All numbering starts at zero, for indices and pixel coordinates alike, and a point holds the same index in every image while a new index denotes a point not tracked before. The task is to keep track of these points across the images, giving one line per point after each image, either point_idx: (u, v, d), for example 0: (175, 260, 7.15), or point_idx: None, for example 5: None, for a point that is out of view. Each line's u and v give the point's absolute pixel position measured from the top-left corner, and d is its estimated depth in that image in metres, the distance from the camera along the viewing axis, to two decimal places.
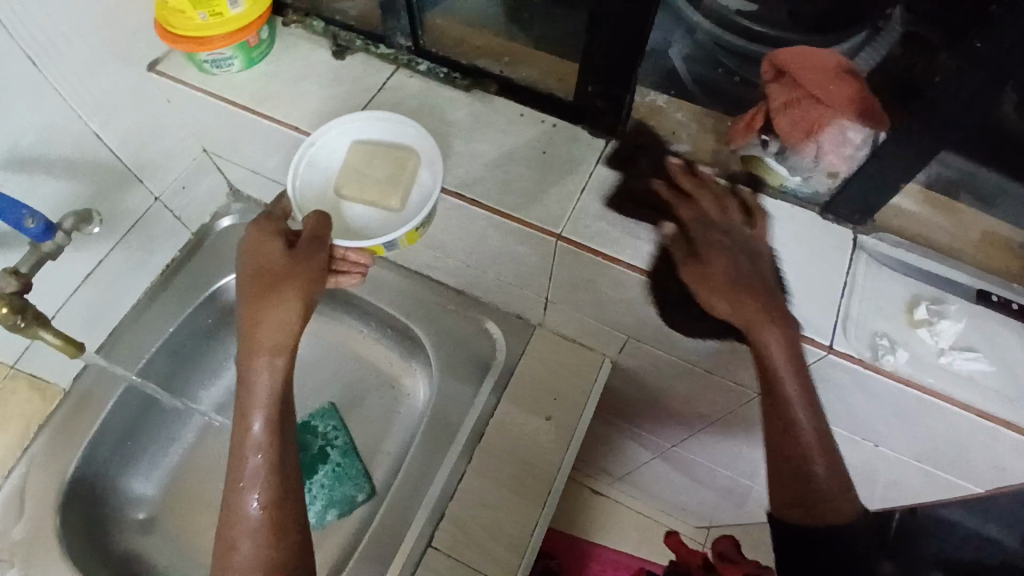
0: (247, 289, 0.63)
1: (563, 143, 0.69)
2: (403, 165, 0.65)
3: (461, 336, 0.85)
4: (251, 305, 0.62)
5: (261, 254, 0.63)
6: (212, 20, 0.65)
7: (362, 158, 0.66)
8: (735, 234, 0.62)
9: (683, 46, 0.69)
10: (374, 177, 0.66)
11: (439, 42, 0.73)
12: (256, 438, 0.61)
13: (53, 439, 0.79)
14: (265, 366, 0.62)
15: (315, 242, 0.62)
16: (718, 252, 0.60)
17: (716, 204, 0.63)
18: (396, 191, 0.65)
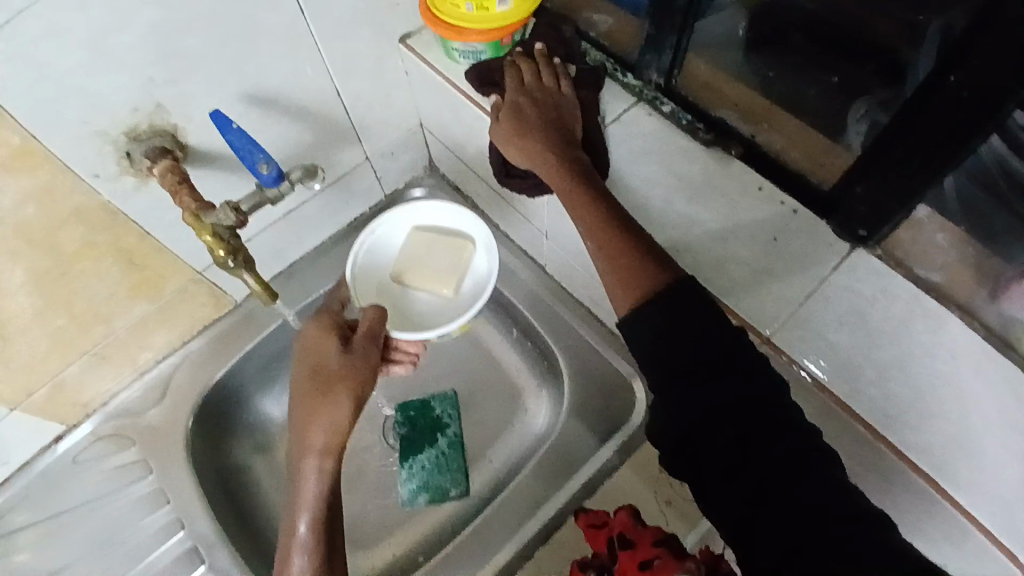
0: (299, 388, 0.62)
1: (797, 236, 0.61)
2: (461, 252, 0.74)
3: (604, 381, 0.81)
4: (304, 404, 0.60)
5: (316, 353, 0.63)
6: (477, 14, 0.64)
7: (421, 245, 0.75)
8: (550, 97, 0.64)
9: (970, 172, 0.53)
10: (431, 265, 0.74)
11: (691, 84, 0.67)
12: (302, 540, 0.57)
13: (208, 344, 0.87)
14: (314, 469, 0.59)
15: (373, 337, 0.64)
16: (533, 116, 0.63)
17: (546, 79, 0.65)
18: (452, 279, 0.73)
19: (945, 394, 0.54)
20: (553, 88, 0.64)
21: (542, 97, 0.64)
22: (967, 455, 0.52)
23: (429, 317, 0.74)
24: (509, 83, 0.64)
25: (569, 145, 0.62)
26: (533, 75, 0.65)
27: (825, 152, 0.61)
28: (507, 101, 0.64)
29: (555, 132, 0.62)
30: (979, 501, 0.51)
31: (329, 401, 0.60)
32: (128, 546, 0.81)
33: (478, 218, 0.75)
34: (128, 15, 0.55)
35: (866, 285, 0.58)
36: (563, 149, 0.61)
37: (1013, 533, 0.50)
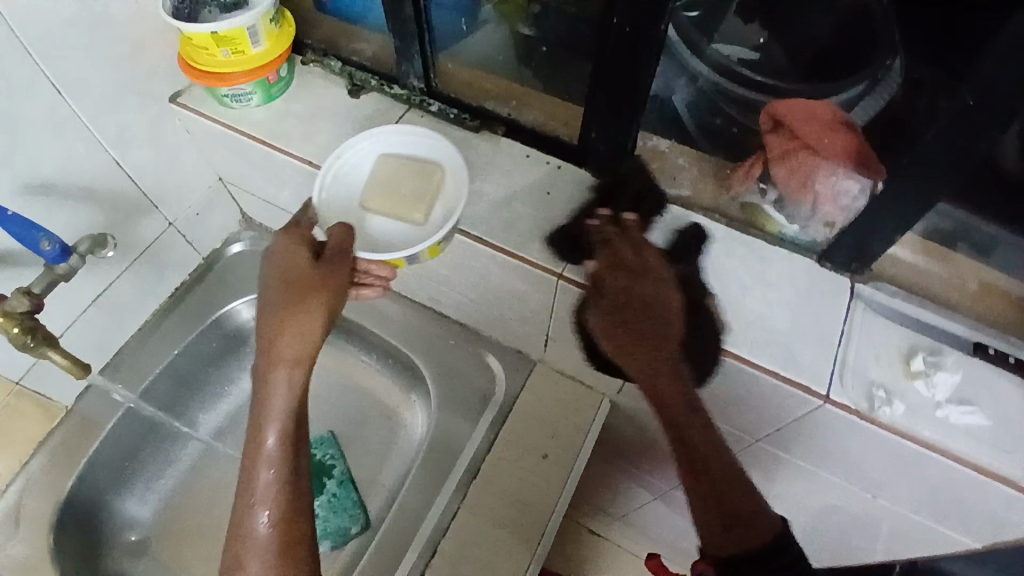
0: (270, 298, 0.63)
1: (566, 184, 0.71)
2: (431, 178, 0.68)
3: (465, 367, 0.86)
4: (276, 315, 0.62)
5: (287, 264, 0.64)
6: (233, 58, 0.68)
7: (392, 171, 0.69)
8: (642, 273, 0.63)
9: (684, 94, 0.71)
10: (399, 191, 0.68)
11: (449, 83, 0.77)
12: (269, 452, 0.60)
13: (50, 457, 0.79)
14: (284, 380, 0.61)
15: (340, 253, 0.63)
16: (622, 299, 0.63)
17: (635, 248, 0.65)
18: (421, 205, 0.68)
19: (708, 276, 0.65)
20: (648, 261, 0.64)
21: (637, 273, 0.63)
22: (738, 315, 0.63)
23: (396, 243, 0.68)
24: (604, 258, 0.64)
25: (664, 343, 0.62)
26: (631, 248, 0.64)
27: (566, 116, 0.73)
28: (607, 286, 0.63)
29: (655, 321, 0.62)
30: (756, 347, 0.61)
31: (299, 315, 0.62)
32: None
33: (450, 146, 0.70)
34: None
35: (628, 208, 0.69)
36: (664, 353, 0.62)
37: (790, 365, 0.60)
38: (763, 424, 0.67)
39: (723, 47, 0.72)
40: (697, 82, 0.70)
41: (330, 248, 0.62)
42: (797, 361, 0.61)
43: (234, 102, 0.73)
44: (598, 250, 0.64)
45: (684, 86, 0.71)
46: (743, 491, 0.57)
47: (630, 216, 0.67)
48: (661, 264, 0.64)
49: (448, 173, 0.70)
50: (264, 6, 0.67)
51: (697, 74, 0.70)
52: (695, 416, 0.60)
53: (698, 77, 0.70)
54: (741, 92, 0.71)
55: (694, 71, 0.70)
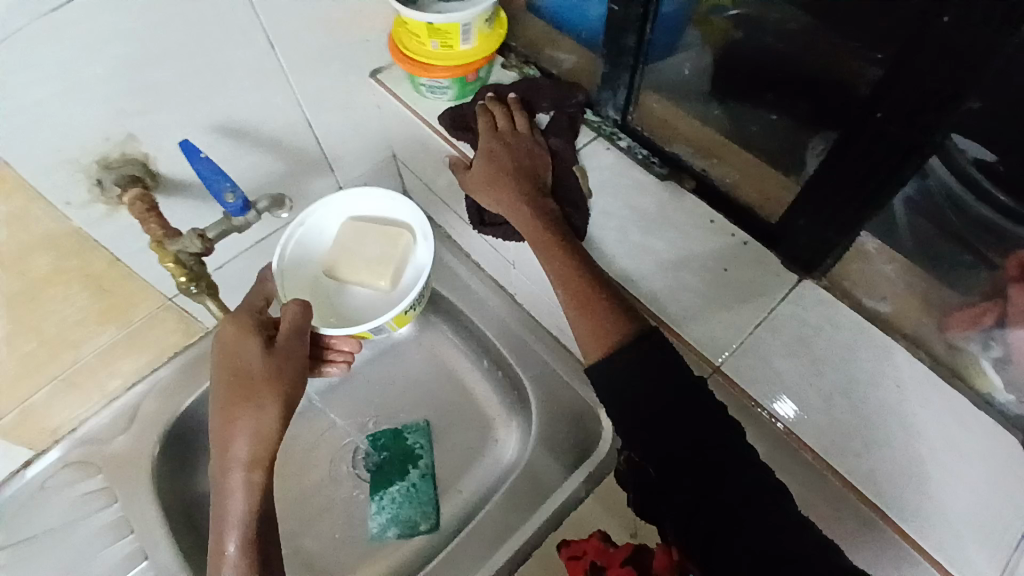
0: (218, 396, 0.60)
1: (748, 265, 0.63)
2: (395, 244, 0.74)
3: (572, 411, 0.81)
4: (227, 414, 0.59)
5: (235, 358, 0.61)
6: (441, 51, 0.67)
7: (355, 237, 0.75)
8: (515, 138, 0.68)
9: (912, 193, 0.54)
10: (360, 258, 0.74)
11: (645, 119, 0.70)
12: (230, 560, 0.56)
13: (177, 370, 0.88)
14: (242, 482, 0.58)
15: (295, 334, 0.63)
16: (504, 158, 0.67)
17: (504, 119, 0.69)
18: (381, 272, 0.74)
19: (890, 422, 0.56)
20: (521, 131, 0.69)
21: (512, 141, 0.68)
22: (912, 483, 0.54)
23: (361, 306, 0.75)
24: (483, 128, 0.69)
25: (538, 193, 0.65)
26: (499, 118, 0.69)
27: (773, 190, 0.63)
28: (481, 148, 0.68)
29: (528, 177, 0.66)
30: (920, 528, 0.52)
31: (255, 411, 0.59)
32: None
33: (414, 210, 0.77)
34: (107, 49, 0.58)
35: (813, 314, 0.60)
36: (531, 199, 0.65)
37: (954, 561, 0.51)
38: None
39: (963, 145, 0.48)
40: (931, 183, 0.52)
41: (283, 333, 0.63)
42: (969, 563, 0.51)
43: (430, 92, 0.73)
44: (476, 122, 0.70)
45: (907, 191, 0.53)
46: (620, 318, 0.57)
47: (511, 94, 0.71)
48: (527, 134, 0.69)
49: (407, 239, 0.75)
50: (484, 5, 0.64)
51: (934, 175, 0.51)
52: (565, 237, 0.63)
53: (934, 177, 0.52)
54: (966, 202, 0.54)
55: (925, 178, 0.52)
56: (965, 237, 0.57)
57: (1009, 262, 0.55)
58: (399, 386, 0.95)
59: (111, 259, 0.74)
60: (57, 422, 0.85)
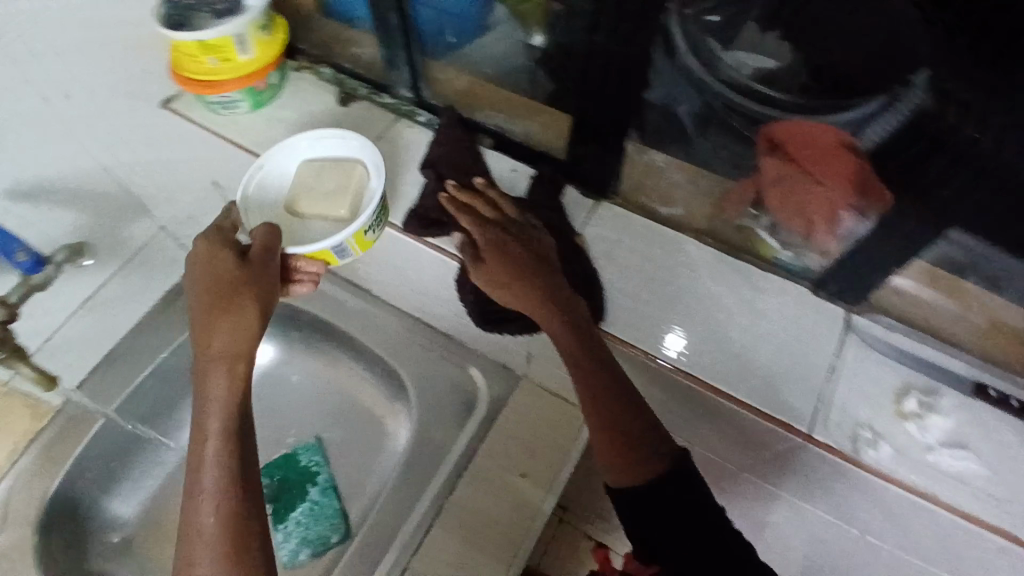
0: (195, 301, 0.58)
1: (551, 200, 0.69)
2: (350, 175, 0.68)
3: (451, 380, 0.84)
4: (204, 316, 0.57)
5: (206, 271, 0.59)
6: (222, 66, 0.69)
7: (311, 175, 0.69)
8: (511, 228, 0.62)
9: (691, 105, 0.62)
10: (316, 193, 0.68)
11: (438, 94, 0.77)
12: (210, 456, 0.52)
13: (40, 456, 0.76)
14: (223, 380, 0.54)
15: (268, 251, 0.61)
16: (516, 248, 0.61)
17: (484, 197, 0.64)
18: (338, 201, 0.68)
19: (693, 302, 0.63)
20: (518, 219, 0.64)
21: (519, 231, 0.62)
22: (726, 347, 0.61)
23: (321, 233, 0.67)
24: (469, 223, 0.62)
25: (554, 288, 0.59)
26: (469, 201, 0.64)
27: (552, 132, 0.70)
28: (486, 241, 0.61)
29: (540, 267, 0.60)
30: (737, 382, 0.59)
31: (234, 312, 0.56)
32: None
33: (365, 141, 0.70)
34: None
35: (613, 229, 0.68)
36: (550, 296, 0.58)
37: (774, 402, 0.58)
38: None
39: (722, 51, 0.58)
40: (704, 93, 0.61)
41: (259, 244, 0.60)
42: (784, 399, 0.58)
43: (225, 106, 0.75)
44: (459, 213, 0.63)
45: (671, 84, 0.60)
46: (624, 394, 0.55)
47: (478, 179, 0.67)
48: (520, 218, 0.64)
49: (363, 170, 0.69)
50: (254, 13, 0.67)
51: (704, 85, 0.60)
52: (577, 323, 0.58)
53: (706, 86, 0.60)
54: (736, 102, 0.60)
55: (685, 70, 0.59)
56: (741, 134, 0.62)
57: (759, 140, 0.61)
58: (281, 410, 0.94)
59: None
60: None
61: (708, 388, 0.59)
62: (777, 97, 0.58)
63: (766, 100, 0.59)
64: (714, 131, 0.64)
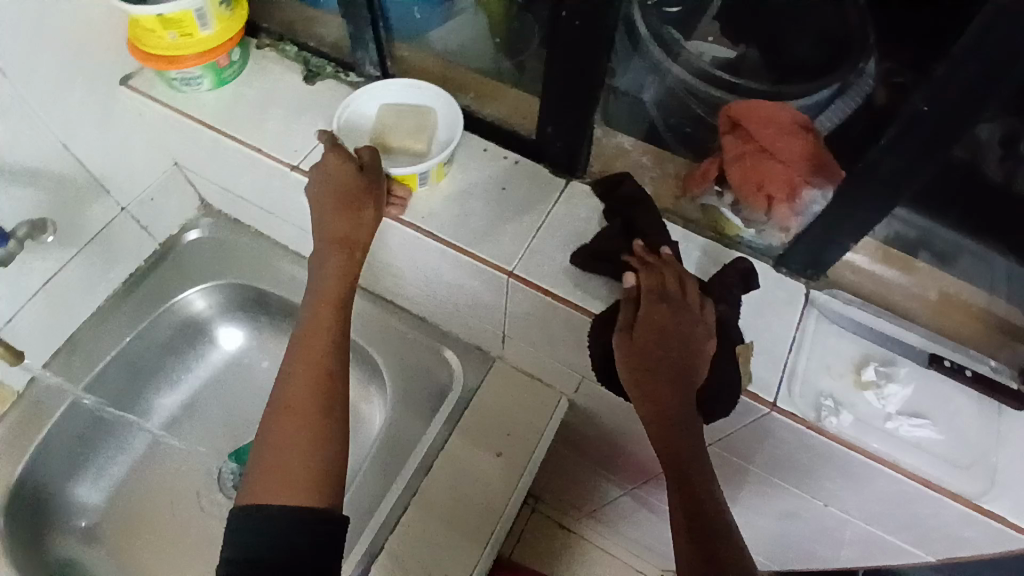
0: (318, 195, 0.64)
1: (521, 181, 0.69)
2: (426, 120, 0.69)
3: (420, 363, 0.85)
4: (327, 209, 0.63)
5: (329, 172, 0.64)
6: (182, 41, 0.67)
7: (392, 116, 0.69)
8: (685, 312, 0.55)
9: (654, 92, 0.71)
10: (398, 128, 0.68)
11: (405, 73, 0.76)
12: (323, 323, 0.59)
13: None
14: (338, 265, 0.62)
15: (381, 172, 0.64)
16: (672, 333, 0.54)
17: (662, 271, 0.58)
18: (421, 136, 0.68)
19: None
20: (698, 310, 0.56)
21: (686, 318, 0.55)
22: None
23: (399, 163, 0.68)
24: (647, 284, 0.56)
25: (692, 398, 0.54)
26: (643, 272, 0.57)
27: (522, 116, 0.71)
28: (649, 316, 0.55)
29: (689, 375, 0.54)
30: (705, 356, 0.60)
31: (356, 212, 0.63)
32: None
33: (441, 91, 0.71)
34: None
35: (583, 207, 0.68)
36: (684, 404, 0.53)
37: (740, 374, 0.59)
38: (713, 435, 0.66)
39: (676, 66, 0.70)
40: (665, 79, 0.70)
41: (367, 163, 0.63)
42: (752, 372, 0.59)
43: (184, 85, 0.73)
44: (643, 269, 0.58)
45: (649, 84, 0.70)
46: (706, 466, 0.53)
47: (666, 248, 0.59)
48: (696, 304, 0.56)
49: (440, 116, 0.70)
50: None
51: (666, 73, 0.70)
52: (682, 415, 0.53)
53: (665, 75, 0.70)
54: (701, 91, 0.70)
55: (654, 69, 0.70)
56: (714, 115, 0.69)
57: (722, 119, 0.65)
58: (247, 398, 0.92)
59: None
60: None
61: None
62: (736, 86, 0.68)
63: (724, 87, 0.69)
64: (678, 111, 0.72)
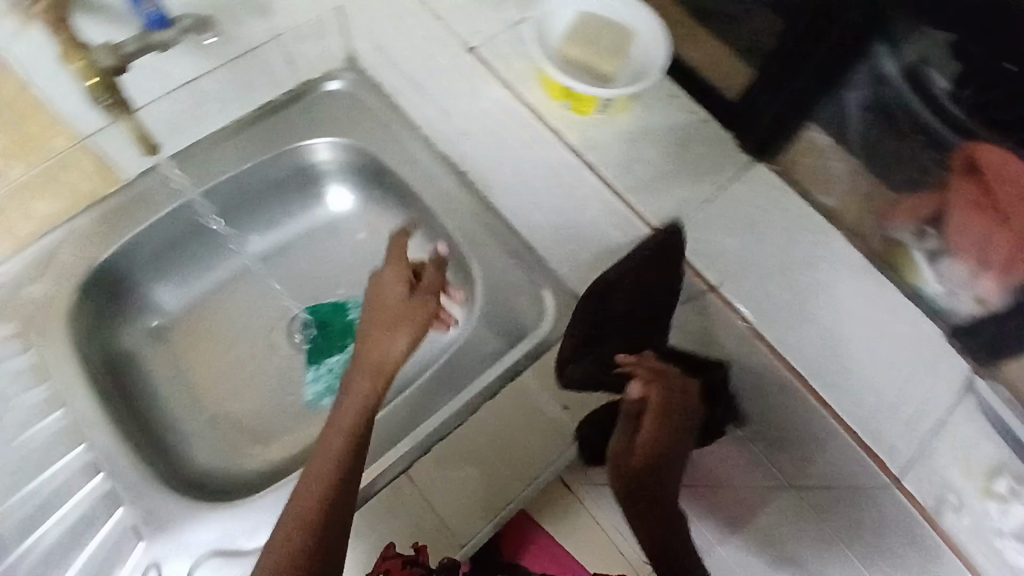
0: (365, 313, 0.69)
1: (705, 141, 0.62)
2: (625, 44, 0.61)
3: (514, 291, 0.82)
4: (372, 315, 0.68)
5: (386, 292, 0.70)
6: None
7: (592, 28, 0.61)
8: (681, 418, 0.61)
9: (863, 97, 0.59)
10: (594, 42, 0.61)
11: None
12: (353, 385, 0.64)
13: (98, 220, 0.80)
14: (376, 354, 0.65)
15: (433, 288, 0.71)
16: (668, 438, 0.61)
17: (678, 387, 0.61)
18: (618, 58, 0.60)
19: (819, 304, 0.58)
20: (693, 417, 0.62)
21: (681, 428, 0.62)
22: (838, 358, 0.57)
23: (583, 79, 0.61)
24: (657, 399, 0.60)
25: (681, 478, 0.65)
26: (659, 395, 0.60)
27: (727, 68, 0.64)
28: (650, 436, 0.61)
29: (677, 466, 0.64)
30: (840, 399, 0.56)
31: (393, 320, 0.67)
32: None
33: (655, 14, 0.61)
34: None
35: (763, 197, 0.60)
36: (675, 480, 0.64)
37: (867, 428, 0.56)
38: (817, 470, 0.63)
39: (934, 72, 0.53)
40: (884, 88, 0.57)
41: (427, 279, 0.71)
42: (879, 433, 0.55)
43: None
44: (654, 386, 0.60)
45: (861, 86, 0.58)
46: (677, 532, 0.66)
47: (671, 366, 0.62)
48: (697, 416, 0.62)
49: (644, 41, 0.61)
50: None
51: (889, 81, 0.56)
52: (665, 494, 0.64)
53: (886, 81, 0.57)
54: (927, 121, 0.56)
55: (878, 76, 0.57)
56: (916, 152, 0.59)
57: (958, 157, 0.55)
58: (337, 263, 0.92)
59: (19, 81, 0.64)
60: None
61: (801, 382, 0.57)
62: (962, 121, 0.54)
63: (948, 120, 0.55)
64: (880, 130, 0.61)
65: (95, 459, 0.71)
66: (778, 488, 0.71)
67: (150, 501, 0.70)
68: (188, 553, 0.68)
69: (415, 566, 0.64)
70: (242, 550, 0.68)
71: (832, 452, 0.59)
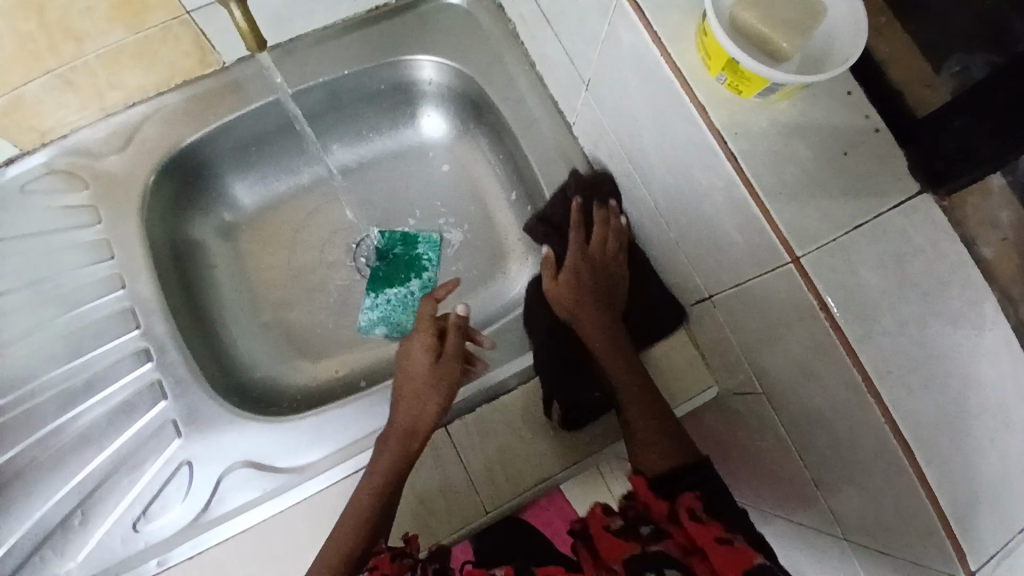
0: (399, 380, 0.69)
1: (870, 152, 0.53)
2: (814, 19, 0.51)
3: None
4: (400, 383, 0.68)
5: (412, 359, 0.69)
6: None
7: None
8: (606, 264, 0.73)
9: None
10: (777, 12, 0.52)
11: None
12: (382, 442, 0.64)
13: (187, 101, 0.78)
14: (405, 411, 0.65)
15: (457, 342, 0.69)
16: (589, 283, 0.72)
17: (608, 250, 0.73)
18: (800, 34, 0.51)
19: (949, 368, 0.51)
20: (614, 258, 0.73)
21: (604, 268, 0.73)
22: (954, 433, 0.50)
23: (752, 53, 0.53)
24: (576, 240, 0.74)
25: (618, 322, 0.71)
26: (598, 241, 0.74)
27: (922, 86, 0.55)
28: (571, 265, 0.73)
29: (606, 309, 0.71)
30: (945, 480, 0.49)
31: (417, 380, 0.67)
32: (49, 293, 0.73)
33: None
34: None
35: (917, 232, 0.52)
36: (611, 327, 0.70)
37: (964, 518, 0.49)
38: (864, 516, 0.56)
39: None
40: None
41: (452, 347, 0.69)
42: (977, 528, 0.49)
43: None
44: (593, 228, 0.74)
45: None
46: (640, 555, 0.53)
47: (613, 204, 0.74)
48: (620, 264, 0.73)
49: (834, 22, 0.52)
50: None
51: None
52: (610, 327, 0.70)
53: None
54: None
55: None
56: None
57: None
58: (417, 188, 0.91)
59: None
60: (50, 125, 0.74)
61: (905, 453, 0.49)
62: None
63: None
64: None
65: (148, 347, 0.71)
66: (810, 501, 0.63)
67: (194, 400, 0.69)
68: (223, 460, 0.67)
69: (404, 560, 0.57)
70: (275, 467, 0.67)
71: (908, 532, 0.52)
